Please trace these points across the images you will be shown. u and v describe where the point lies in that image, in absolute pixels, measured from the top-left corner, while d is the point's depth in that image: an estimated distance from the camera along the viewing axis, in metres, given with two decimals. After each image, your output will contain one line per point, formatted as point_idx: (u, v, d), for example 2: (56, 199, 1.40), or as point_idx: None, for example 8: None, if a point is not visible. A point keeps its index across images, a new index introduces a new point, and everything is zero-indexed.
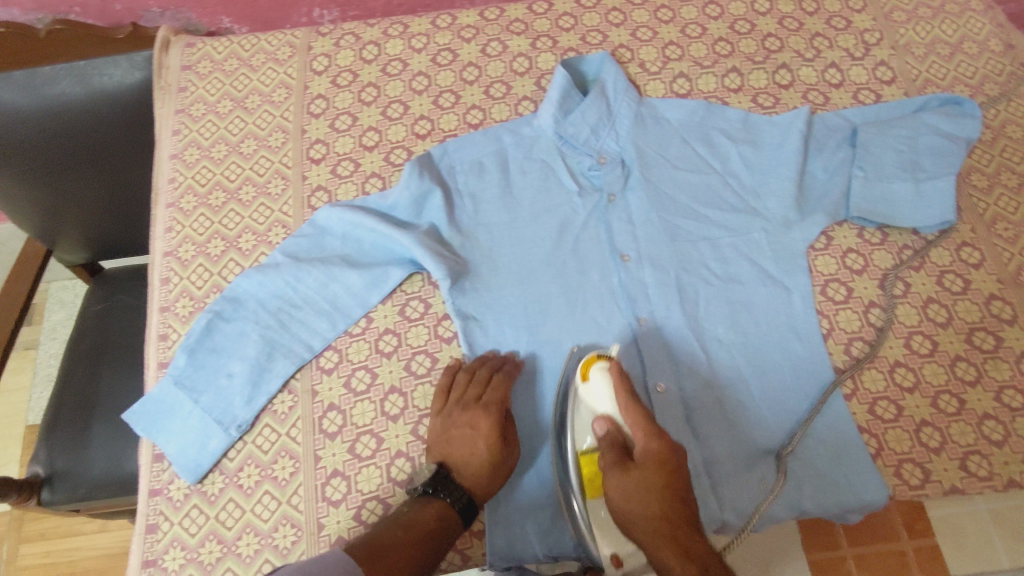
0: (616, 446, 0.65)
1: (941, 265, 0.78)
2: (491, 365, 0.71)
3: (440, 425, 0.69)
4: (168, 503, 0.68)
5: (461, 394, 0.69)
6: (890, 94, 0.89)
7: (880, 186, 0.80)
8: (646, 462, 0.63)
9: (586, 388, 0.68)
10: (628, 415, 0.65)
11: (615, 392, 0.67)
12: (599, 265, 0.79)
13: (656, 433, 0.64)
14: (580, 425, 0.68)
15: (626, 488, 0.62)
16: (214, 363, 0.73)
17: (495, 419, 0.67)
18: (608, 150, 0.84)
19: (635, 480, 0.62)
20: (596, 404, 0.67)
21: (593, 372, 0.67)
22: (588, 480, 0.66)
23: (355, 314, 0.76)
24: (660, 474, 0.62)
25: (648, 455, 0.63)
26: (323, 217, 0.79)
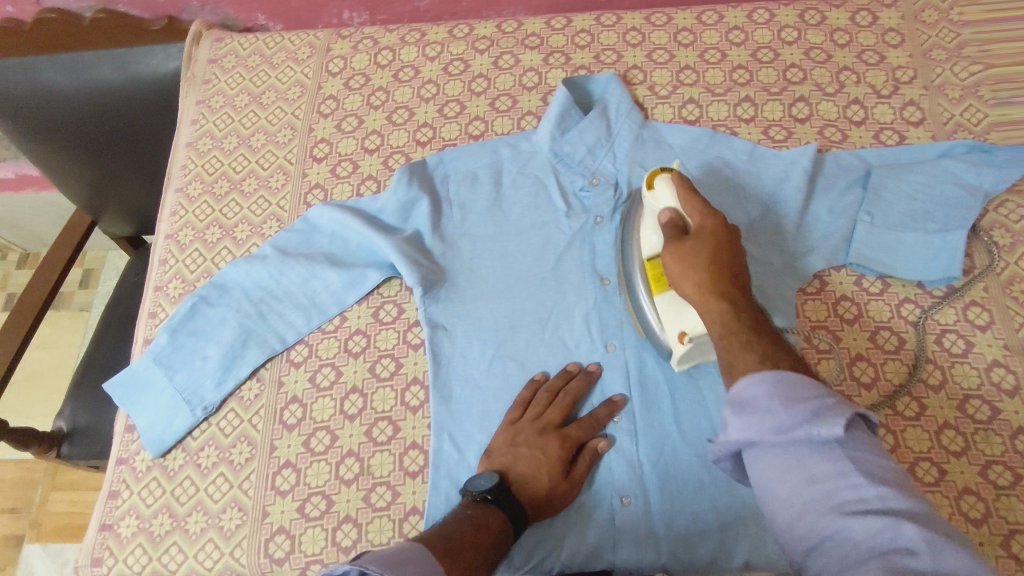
0: (674, 228, 0.63)
1: (943, 323, 0.73)
2: (575, 390, 0.71)
3: (509, 437, 0.68)
4: (132, 472, 0.72)
5: (539, 413, 0.69)
6: (915, 136, 0.83)
7: (886, 234, 0.76)
8: (701, 233, 0.61)
9: (652, 194, 0.68)
10: (689, 204, 0.64)
11: (677, 193, 0.65)
12: (577, 286, 0.77)
13: (714, 214, 0.62)
14: (648, 224, 0.70)
15: (679, 250, 0.60)
16: (193, 345, 0.77)
17: (567, 452, 0.68)
18: (603, 171, 0.82)
19: (688, 245, 0.60)
20: (659, 205, 0.67)
21: (657, 180, 0.68)
22: (652, 276, 0.68)
23: (330, 312, 0.78)
24: (707, 238, 0.60)
25: (704, 230, 0.61)
26: (315, 214, 0.81)
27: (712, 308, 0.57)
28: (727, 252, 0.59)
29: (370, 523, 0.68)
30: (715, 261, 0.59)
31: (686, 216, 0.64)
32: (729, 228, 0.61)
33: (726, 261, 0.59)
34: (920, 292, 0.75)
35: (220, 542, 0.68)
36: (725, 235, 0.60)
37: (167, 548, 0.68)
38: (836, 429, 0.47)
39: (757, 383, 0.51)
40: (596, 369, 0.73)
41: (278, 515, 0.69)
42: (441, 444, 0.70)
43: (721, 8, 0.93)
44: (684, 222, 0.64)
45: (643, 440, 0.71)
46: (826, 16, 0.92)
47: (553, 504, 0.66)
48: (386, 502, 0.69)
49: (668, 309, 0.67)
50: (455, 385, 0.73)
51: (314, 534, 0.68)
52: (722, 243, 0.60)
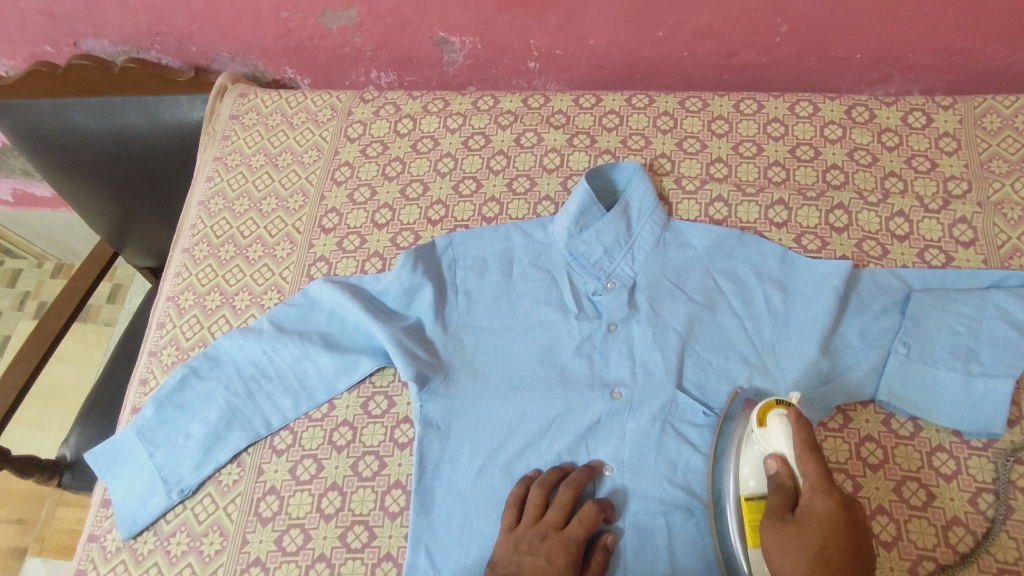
0: (782, 493, 0.56)
1: (979, 480, 0.66)
2: (576, 483, 0.66)
3: (512, 545, 0.64)
4: (101, 551, 0.71)
5: (538, 513, 0.65)
6: (964, 258, 0.76)
7: (923, 370, 0.69)
8: (807, 521, 0.53)
9: (761, 433, 0.59)
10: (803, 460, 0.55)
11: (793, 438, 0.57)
12: (579, 396, 0.72)
13: (825, 492, 0.54)
14: (746, 462, 0.60)
15: (775, 537, 0.54)
16: (177, 420, 0.74)
17: (575, 555, 0.63)
18: (621, 272, 0.77)
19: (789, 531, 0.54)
20: (769, 449, 0.58)
21: (771, 420, 0.59)
22: (750, 528, 0.59)
23: (319, 398, 0.75)
24: (811, 542, 0.52)
25: (812, 517, 0.53)
26: (316, 290, 0.78)
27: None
28: (844, 527, 0.53)
29: None
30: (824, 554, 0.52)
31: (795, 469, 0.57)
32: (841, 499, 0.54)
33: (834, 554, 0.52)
34: (956, 440, 0.68)
35: None
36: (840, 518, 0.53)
37: None
38: None
39: None
40: (599, 468, 0.69)
41: None
42: (416, 559, 0.66)
43: (761, 97, 0.88)
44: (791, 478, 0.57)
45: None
46: (876, 114, 0.85)
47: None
48: None
49: (761, 568, 0.58)
50: (438, 494, 0.69)
51: None
52: (836, 527, 0.53)
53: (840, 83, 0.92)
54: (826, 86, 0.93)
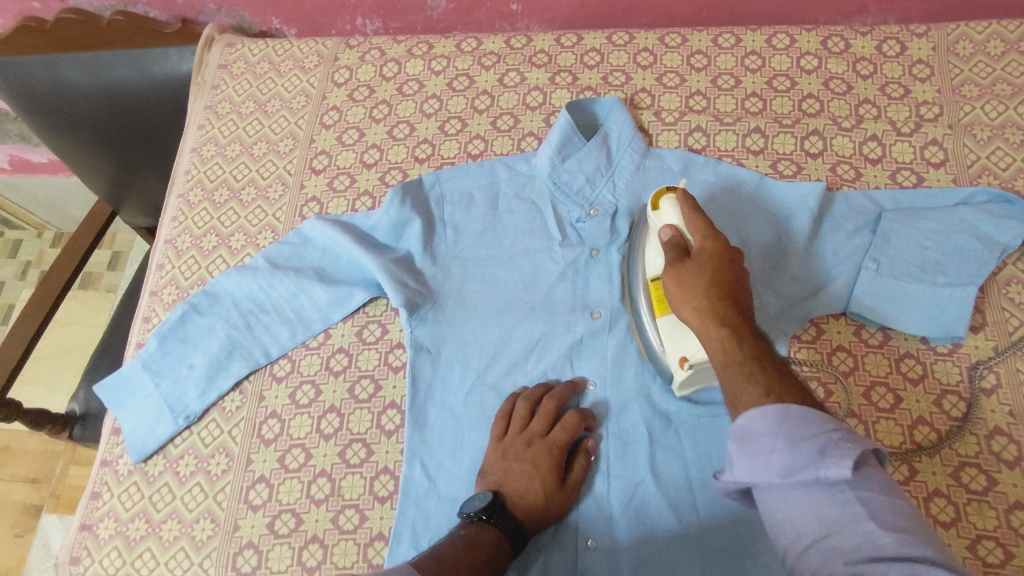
0: (676, 248, 0.62)
1: (944, 382, 0.70)
2: (559, 396, 0.70)
3: (500, 453, 0.68)
4: (114, 475, 0.75)
5: (524, 423, 0.69)
6: (935, 178, 0.79)
7: (892, 283, 0.72)
8: (701, 257, 0.59)
9: (658, 216, 0.66)
10: (691, 221, 0.62)
11: (681, 210, 0.64)
12: (564, 318, 0.75)
13: (715, 235, 0.61)
14: (652, 246, 0.68)
15: (678, 276, 0.60)
16: (180, 352, 0.77)
17: (558, 459, 0.67)
18: (602, 201, 0.79)
19: (689, 266, 0.59)
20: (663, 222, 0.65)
21: (663, 202, 0.66)
22: (656, 299, 0.67)
23: (315, 328, 0.78)
24: (707, 263, 0.59)
25: (704, 254, 0.59)
26: (308, 227, 0.81)
27: (713, 334, 0.55)
28: (732, 264, 0.59)
29: (335, 545, 0.68)
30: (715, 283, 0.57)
31: (689, 236, 0.63)
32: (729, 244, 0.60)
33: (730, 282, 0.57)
34: (922, 348, 0.72)
35: (190, 552, 0.69)
36: (727, 254, 0.59)
37: (140, 553, 0.70)
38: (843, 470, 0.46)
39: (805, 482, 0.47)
40: (581, 382, 0.73)
41: (248, 529, 0.70)
42: (412, 471, 0.70)
43: (739, 31, 0.90)
44: (686, 240, 0.62)
45: (616, 482, 0.69)
46: (851, 44, 0.87)
47: (552, 511, 0.65)
48: (353, 526, 0.69)
49: (669, 333, 0.65)
50: (431, 412, 0.73)
51: (281, 552, 0.69)
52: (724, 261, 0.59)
53: (817, 16, 0.94)
54: (804, 20, 0.94)
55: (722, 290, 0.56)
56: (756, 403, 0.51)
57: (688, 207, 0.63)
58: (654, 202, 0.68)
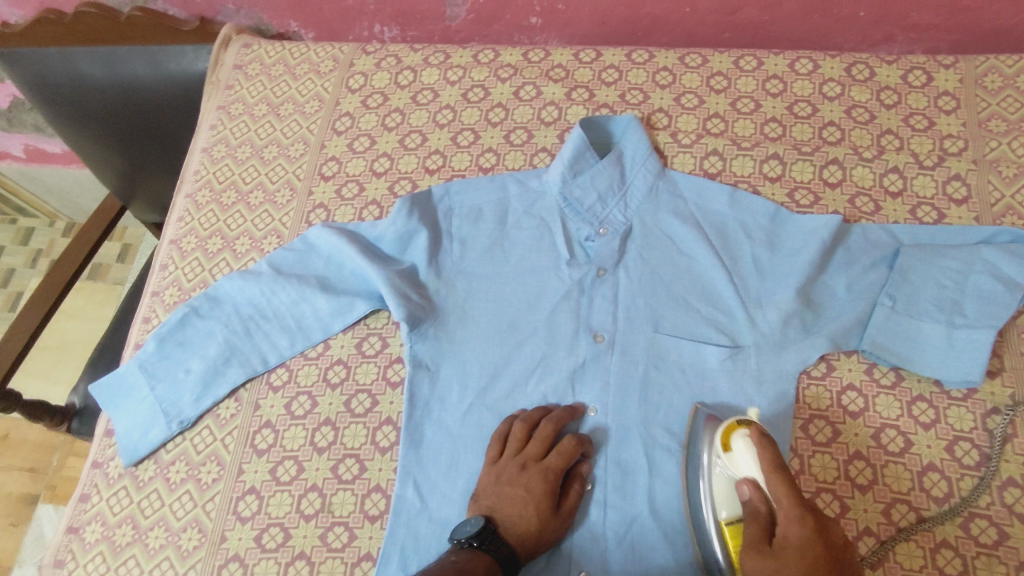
0: (759, 520, 0.55)
1: (957, 428, 0.67)
2: (557, 419, 0.69)
3: (493, 476, 0.66)
4: (104, 477, 0.74)
5: (520, 446, 0.67)
6: (956, 215, 0.77)
7: (907, 322, 0.70)
8: (786, 551, 0.51)
9: (727, 456, 0.60)
10: (772, 480, 0.54)
11: (759, 460, 0.57)
12: (568, 340, 0.74)
13: (803, 515, 0.52)
14: (721, 490, 0.60)
15: (749, 571, 0.52)
16: (178, 355, 0.77)
17: (553, 485, 0.65)
18: (613, 220, 0.78)
19: (769, 555, 0.52)
20: (737, 471, 0.59)
21: (736, 441, 0.60)
22: (733, 543, 0.59)
23: (315, 338, 0.77)
24: (790, 486, 0.53)
25: (788, 546, 0.52)
26: (314, 235, 0.80)
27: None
28: (811, 510, 0.53)
29: (323, 562, 0.67)
30: (813, 547, 0.51)
31: (768, 493, 0.56)
32: (817, 528, 0.52)
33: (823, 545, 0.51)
34: (936, 391, 0.69)
35: (175, 562, 0.68)
36: (818, 547, 0.51)
37: (125, 560, 0.69)
38: None
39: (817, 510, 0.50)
40: (581, 407, 0.71)
41: (235, 541, 0.68)
42: (404, 490, 0.68)
43: (761, 54, 0.88)
44: (766, 505, 0.56)
45: (612, 512, 0.67)
46: (876, 73, 0.85)
47: (544, 538, 0.64)
48: (342, 543, 0.68)
49: (747, 559, 0.57)
50: (428, 430, 0.71)
51: (267, 566, 0.67)
52: (816, 513, 0.53)
53: (843, 42, 0.92)
54: (829, 45, 0.92)
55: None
56: (801, 534, 0.52)
57: (764, 447, 0.56)
58: (724, 437, 0.61)
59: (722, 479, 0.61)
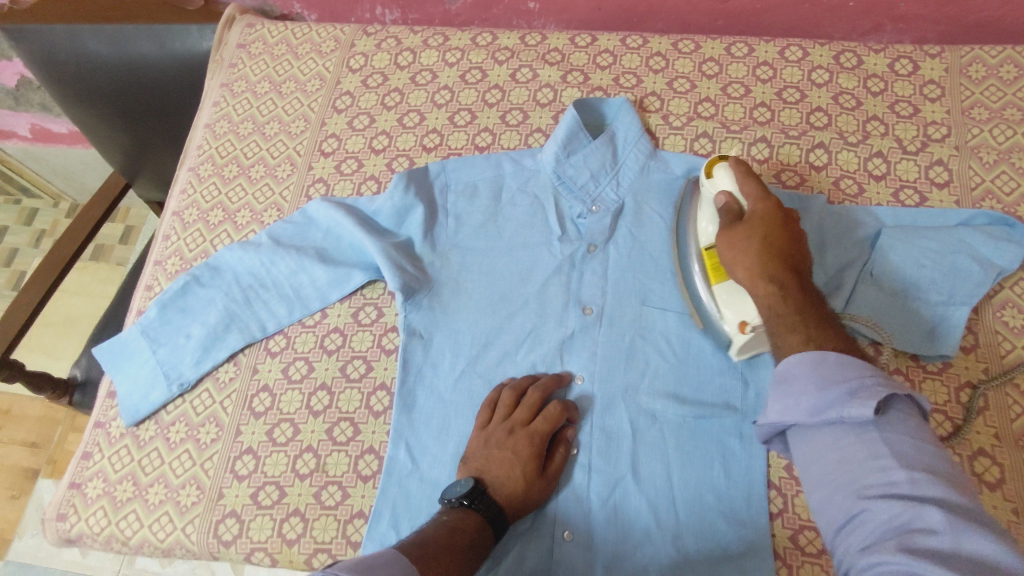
0: (731, 214, 0.68)
1: (932, 401, 0.70)
2: (544, 387, 0.71)
3: (482, 440, 0.68)
4: (106, 436, 0.76)
5: (509, 412, 0.69)
6: (937, 198, 0.79)
7: (885, 299, 0.72)
8: (753, 220, 0.65)
9: (710, 181, 0.71)
10: (744, 184, 0.68)
11: (735, 179, 0.69)
12: (558, 312, 0.76)
13: (767, 199, 0.66)
14: (705, 216, 0.72)
15: (728, 245, 0.66)
16: (179, 321, 0.79)
17: (539, 448, 0.67)
18: (604, 199, 0.80)
19: (739, 231, 0.65)
20: (716, 191, 0.71)
21: (717, 168, 0.71)
22: (711, 267, 0.70)
23: (312, 307, 0.79)
24: (756, 231, 0.64)
25: (763, 298, 0.62)
26: (313, 208, 0.82)
27: (761, 292, 0.62)
28: (778, 226, 0.64)
29: (316, 519, 0.69)
30: (767, 240, 0.63)
31: (742, 200, 0.68)
32: (779, 205, 0.66)
33: (783, 234, 0.63)
34: (913, 365, 0.72)
35: (174, 517, 0.71)
36: (776, 219, 0.65)
37: (125, 514, 0.72)
38: (899, 475, 0.51)
39: (804, 374, 0.56)
40: (568, 376, 0.73)
41: (232, 498, 0.71)
42: (396, 452, 0.71)
43: (752, 41, 0.90)
44: (740, 206, 0.68)
45: (596, 476, 0.70)
46: (863, 60, 0.87)
47: (531, 499, 0.66)
48: (335, 502, 0.70)
49: (729, 299, 0.68)
50: (420, 397, 0.74)
51: (262, 522, 0.70)
52: (776, 224, 0.64)
53: (833, 32, 0.94)
54: (819, 34, 0.95)
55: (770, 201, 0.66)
56: (769, 291, 0.62)
57: (746, 176, 0.68)
58: (709, 170, 0.73)
59: (705, 240, 0.72)
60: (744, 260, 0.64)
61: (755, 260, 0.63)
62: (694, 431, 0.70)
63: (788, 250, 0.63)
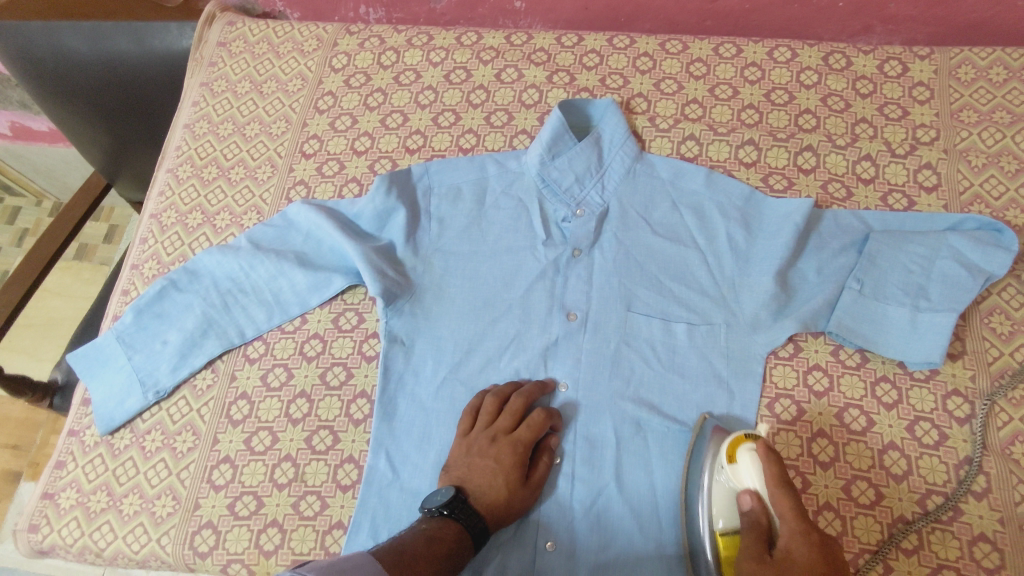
0: (757, 530, 0.57)
1: (918, 409, 0.69)
2: (527, 393, 0.70)
3: (464, 448, 0.67)
4: (79, 445, 0.74)
5: (491, 419, 0.68)
6: (925, 202, 0.78)
7: (872, 305, 0.71)
8: (775, 452, 0.59)
9: (732, 468, 0.61)
10: (775, 420, 0.61)
11: (762, 475, 0.58)
12: (542, 318, 0.75)
13: (794, 438, 0.59)
14: (720, 436, 0.64)
15: None
16: (155, 327, 0.77)
17: (523, 456, 0.66)
18: (590, 202, 0.79)
19: (774, 496, 0.56)
20: (740, 484, 0.60)
21: (741, 454, 0.60)
22: (726, 562, 0.60)
23: (292, 312, 0.78)
24: (797, 572, 0.52)
25: (793, 564, 0.52)
26: (293, 211, 0.81)
27: (785, 527, 0.55)
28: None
29: (294, 530, 0.68)
30: None
31: (763, 427, 0.63)
32: (822, 542, 0.53)
33: None
34: (899, 372, 0.71)
35: (149, 528, 0.69)
36: (820, 557, 0.52)
37: (98, 526, 0.70)
38: None
39: None
40: (552, 383, 0.72)
41: (209, 509, 0.69)
42: (376, 460, 0.70)
43: (741, 42, 0.89)
44: (768, 517, 0.57)
45: (579, 484, 0.69)
46: (852, 62, 0.87)
47: (514, 507, 0.65)
48: (314, 512, 0.69)
49: None
50: (401, 404, 0.72)
51: (239, 533, 0.68)
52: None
53: (822, 33, 0.93)
54: (808, 35, 0.94)
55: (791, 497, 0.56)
56: None
57: (772, 464, 0.58)
58: (733, 390, 0.66)
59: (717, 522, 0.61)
60: None
61: None
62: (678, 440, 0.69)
63: (813, 496, 0.57)
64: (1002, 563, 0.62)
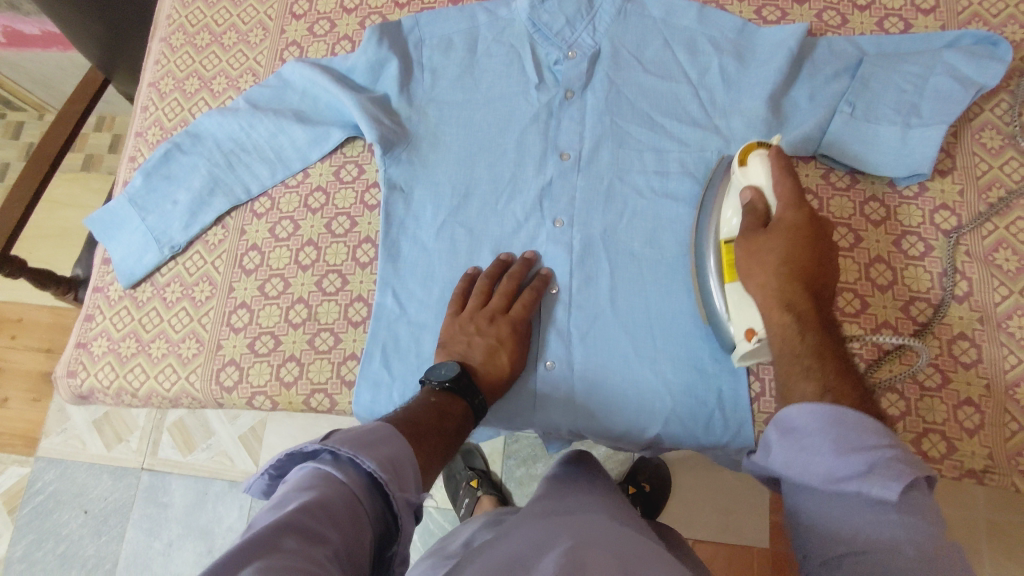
0: (754, 214, 0.60)
1: (905, 224, 0.71)
2: (515, 275, 0.71)
3: (459, 328, 0.69)
4: (106, 300, 0.79)
5: (485, 300, 0.70)
6: (923, 25, 0.77)
7: (865, 127, 0.71)
8: (779, 226, 0.59)
9: (744, 169, 0.63)
10: (777, 184, 0.60)
11: (772, 171, 0.60)
12: (537, 159, 0.76)
13: (799, 206, 0.59)
14: (729, 204, 0.65)
15: (750, 247, 0.59)
16: (165, 188, 0.79)
17: (516, 332, 0.69)
18: (581, 44, 0.78)
19: (763, 241, 0.59)
20: (747, 180, 0.62)
21: (753, 157, 0.62)
22: (727, 264, 0.63)
23: (294, 167, 0.80)
24: (782, 240, 0.58)
25: (783, 223, 0.59)
26: (288, 70, 0.80)
27: (775, 319, 0.57)
28: (806, 246, 0.58)
29: (311, 363, 0.73)
30: (791, 281, 0.57)
31: (770, 198, 0.61)
32: (811, 214, 0.59)
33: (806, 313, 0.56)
34: (889, 191, 0.72)
35: (178, 368, 0.75)
36: (807, 231, 0.59)
37: (131, 368, 0.75)
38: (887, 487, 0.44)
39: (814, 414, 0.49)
40: (533, 257, 0.74)
41: (231, 348, 0.74)
42: (384, 298, 0.73)
43: None
44: (766, 206, 0.61)
45: (576, 312, 0.72)
46: None
47: (512, 379, 0.69)
48: (328, 346, 0.73)
49: (735, 301, 0.62)
50: (404, 247, 0.75)
51: (261, 368, 0.73)
52: (809, 250, 0.58)
53: None
54: None
55: (788, 291, 0.57)
56: (788, 336, 0.56)
57: (782, 161, 0.60)
58: (743, 155, 0.64)
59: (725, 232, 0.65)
60: (760, 279, 0.58)
61: (773, 281, 0.58)
62: (671, 266, 0.72)
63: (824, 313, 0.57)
64: (979, 357, 0.66)
